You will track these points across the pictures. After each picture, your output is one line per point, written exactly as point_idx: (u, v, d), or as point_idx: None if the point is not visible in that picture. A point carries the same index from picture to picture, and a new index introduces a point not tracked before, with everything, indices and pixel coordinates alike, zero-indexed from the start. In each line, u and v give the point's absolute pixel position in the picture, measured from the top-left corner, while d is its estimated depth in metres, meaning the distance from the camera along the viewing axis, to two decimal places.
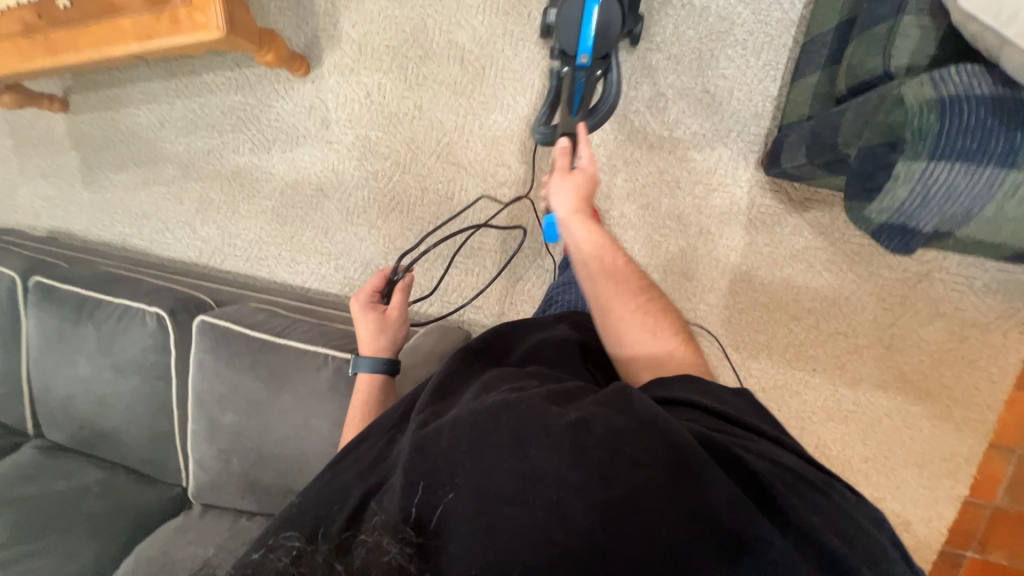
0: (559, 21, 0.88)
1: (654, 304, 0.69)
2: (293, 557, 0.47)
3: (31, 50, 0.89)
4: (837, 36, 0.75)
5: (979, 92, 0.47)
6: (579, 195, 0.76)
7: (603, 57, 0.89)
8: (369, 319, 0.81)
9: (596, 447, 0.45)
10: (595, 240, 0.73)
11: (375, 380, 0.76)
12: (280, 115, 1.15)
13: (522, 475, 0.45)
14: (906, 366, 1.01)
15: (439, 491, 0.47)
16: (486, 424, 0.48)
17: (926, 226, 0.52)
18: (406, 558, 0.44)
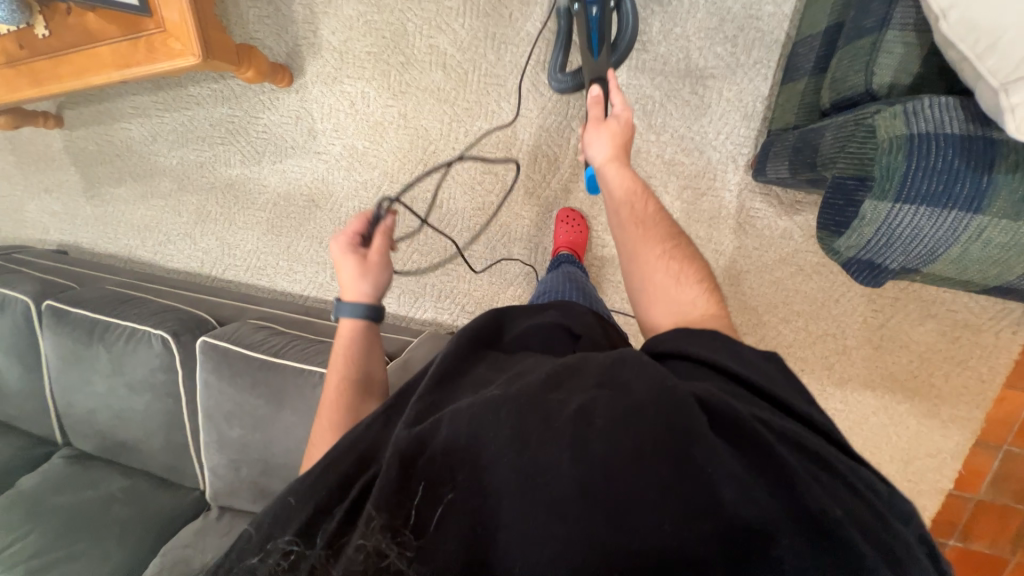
0: None
1: (683, 251, 0.58)
2: (296, 561, 0.41)
3: (16, 80, 0.90)
4: (824, 42, 0.72)
5: (950, 131, 0.46)
6: (616, 143, 0.69)
7: None
8: (349, 262, 0.75)
9: (610, 442, 0.39)
10: (626, 186, 0.65)
11: (358, 325, 0.72)
12: (268, 126, 1.15)
13: (523, 473, 0.39)
14: (895, 366, 1.01)
15: (440, 489, 0.40)
16: (483, 417, 0.41)
17: (892, 264, 0.53)
18: (405, 561, 0.38)
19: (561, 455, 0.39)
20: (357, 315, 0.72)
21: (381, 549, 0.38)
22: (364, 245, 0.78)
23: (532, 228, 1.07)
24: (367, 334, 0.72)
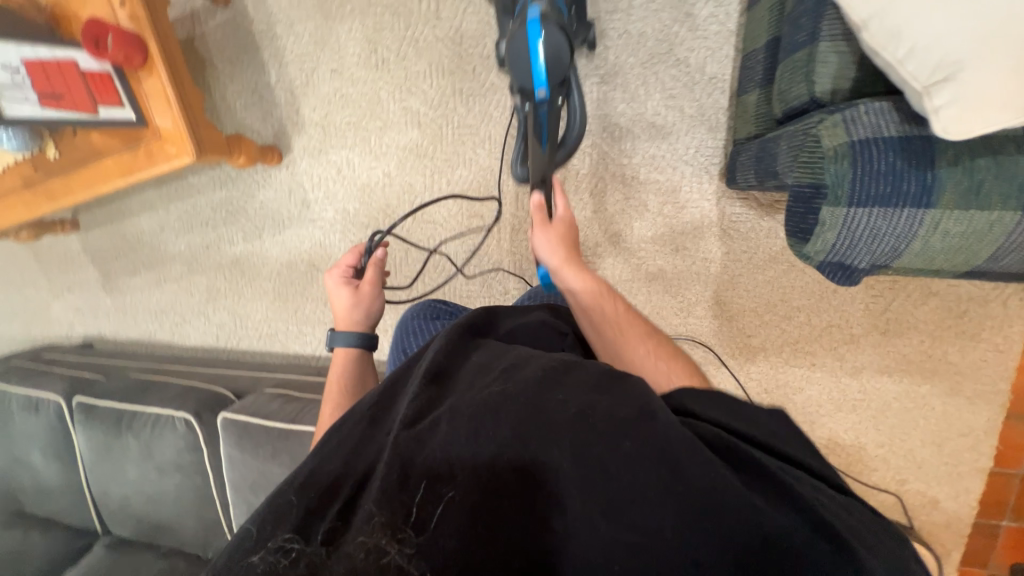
0: (508, 55, 0.75)
1: (664, 346, 0.61)
2: (295, 558, 0.39)
3: (35, 200, 0.98)
4: (767, 55, 0.76)
5: (887, 134, 0.48)
6: (566, 245, 0.72)
7: (562, 82, 0.75)
8: (342, 293, 0.82)
9: (612, 439, 0.38)
10: (590, 288, 0.67)
11: (352, 352, 0.78)
12: (264, 202, 1.22)
13: (525, 469, 0.40)
14: (907, 348, 1.00)
15: (441, 488, 0.40)
16: (483, 416, 0.41)
17: (862, 262, 0.54)
18: (406, 558, 0.38)
19: (560, 451, 0.39)
20: (351, 343, 0.78)
21: (382, 546, 0.38)
22: (355, 278, 0.85)
23: (524, 263, 1.11)
24: (361, 361, 0.78)
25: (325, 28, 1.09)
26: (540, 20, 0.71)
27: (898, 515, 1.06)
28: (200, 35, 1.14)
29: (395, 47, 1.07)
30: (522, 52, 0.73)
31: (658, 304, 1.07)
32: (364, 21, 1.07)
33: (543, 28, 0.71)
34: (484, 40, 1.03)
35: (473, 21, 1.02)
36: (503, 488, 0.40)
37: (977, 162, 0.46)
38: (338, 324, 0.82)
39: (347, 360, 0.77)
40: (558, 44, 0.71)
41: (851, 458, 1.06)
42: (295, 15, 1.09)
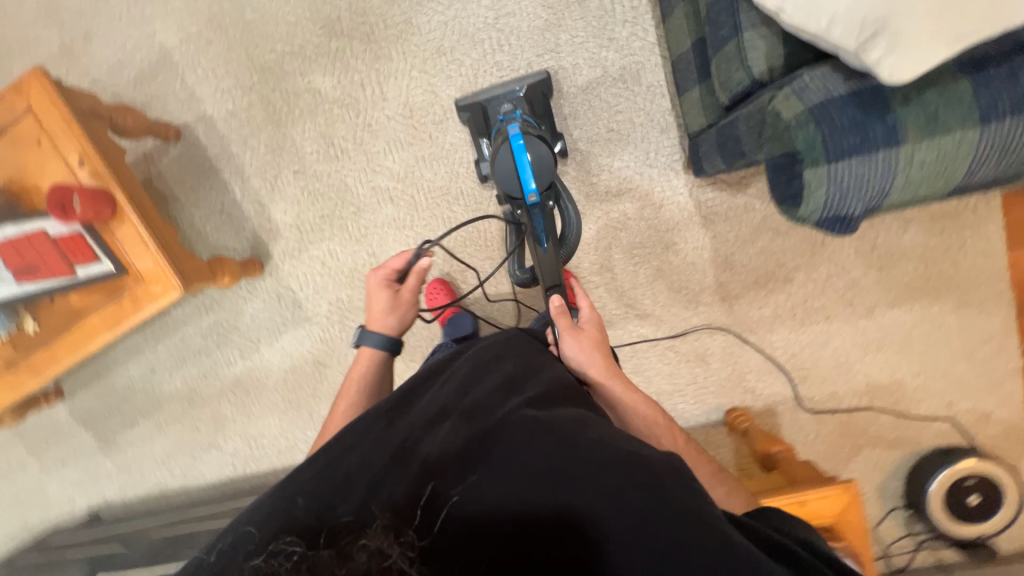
0: (495, 172, 0.80)
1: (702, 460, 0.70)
2: (295, 561, 0.37)
3: (20, 378, 0.92)
4: (697, 54, 0.82)
5: (838, 92, 0.53)
6: (596, 349, 0.78)
7: (550, 185, 0.80)
8: (382, 294, 0.85)
9: (655, 488, 0.42)
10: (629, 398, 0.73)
11: (376, 355, 0.82)
12: (254, 314, 1.20)
13: (558, 499, 0.42)
14: (906, 277, 1.04)
15: (445, 491, 0.43)
16: (513, 439, 0.47)
17: (856, 209, 0.56)
18: (409, 562, 0.37)
19: (596, 488, 0.42)
20: (377, 346, 0.82)
21: (384, 550, 0.36)
22: (396, 282, 0.87)
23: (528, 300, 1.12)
24: (380, 367, 0.82)
25: (279, 135, 1.12)
26: (523, 135, 0.77)
27: (959, 439, 1.06)
28: (156, 172, 1.16)
29: (351, 134, 1.11)
30: (509, 164, 0.79)
31: (666, 303, 1.09)
32: (316, 119, 1.11)
33: (526, 143, 0.78)
34: (434, 107, 1.08)
35: (419, 93, 1.08)
36: (521, 505, 0.42)
37: (925, 97, 0.50)
38: (369, 321, 0.85)
39: (369, 362, 0.81)
40: (542, 155, 0.78)
41: (895, 396, 1.07)
42: (248, 131, 1.13)
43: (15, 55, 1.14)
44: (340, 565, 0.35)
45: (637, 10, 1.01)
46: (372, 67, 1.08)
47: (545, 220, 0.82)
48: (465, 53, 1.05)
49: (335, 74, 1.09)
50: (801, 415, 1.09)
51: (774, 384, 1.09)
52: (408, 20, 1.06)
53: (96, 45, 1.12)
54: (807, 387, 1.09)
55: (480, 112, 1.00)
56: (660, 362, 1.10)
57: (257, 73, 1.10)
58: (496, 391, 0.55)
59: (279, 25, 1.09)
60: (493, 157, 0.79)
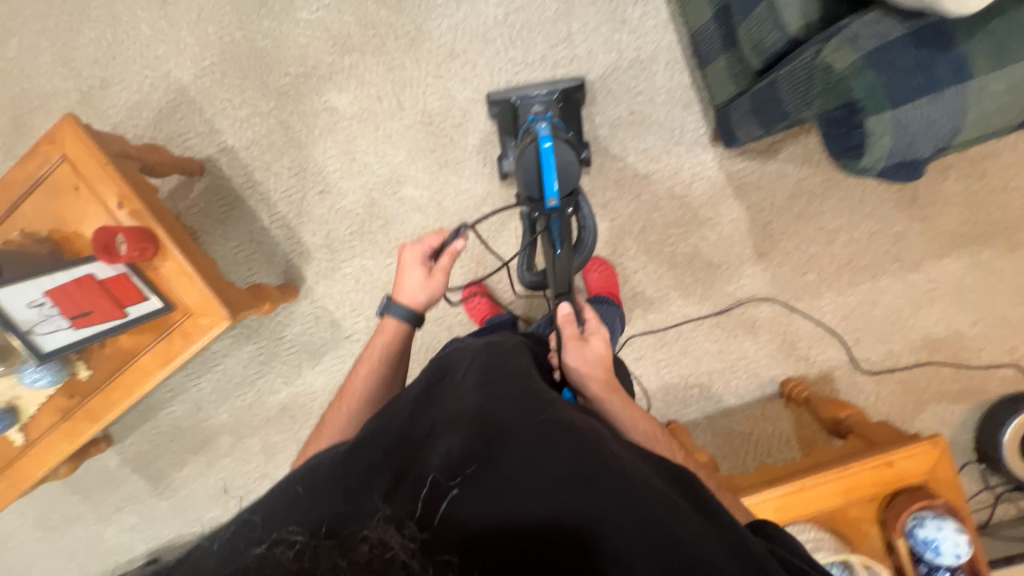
0: (519, 169, 0.81)
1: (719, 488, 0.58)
2: (293, 549, 0.33)
3: (77, 426, 0.92)
4: (720, 24, 0.81)
5: (895, 34, 0.51)
6: (603, 368, 0.68)
7: (571, 193, 0.81)
8: (415, 269, 0.82)
9: (675, 509, 0.41)
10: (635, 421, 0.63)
11: (399, 328, 0.81)
12: (293, 338, 1.20)
13: (577, 503, 0.39)
14: (952, 225, 1.02)
15: (449, 480, 0.39)
16: (534, 436, 0.43)
17: (926, 151, 0.55)
18: (410, 554, 0.32)
19: (616, 500, 0.39)
20: (404, 319, 0.80)
21: (386, 539, 0.32)
22: (430, 260, 0.84)
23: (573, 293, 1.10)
24: (403, 341, 0.80)
25: (301, 157, 1.13)
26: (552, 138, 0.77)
27: None
28: (183, 208, 1.16)
29: (372, 148, 1.11)
30: (533, 167, 0.79)
31: (707, 279, 1.07)
32: (336, 137, 1.11)
33: (553, 147, 0.77)
34: (453, 111, 1.08)
35: (436, 99, 1.08)
36: (537, 508, 0.38)
37: (990, 27, 0.49)
38: (397, 293, 0.83)
39: (393, 335, 0.79)
40: (567, 161, 0.78)
41: (954, 347, 1.04)
42: (270, 157, 1.13)
43: (36, 109, 1.16)
44: (342, 557, 0.31)
45: None
46: (386, 79, 1.08)
47: (561, 225, 0.82)
48: (478, 53, 1.05)
49: (351, 91, 1.09)
50: (859, 378, 1.07)
51: (828, 350, 1.07)
52: (419, 28, 1.06)
53: (114, 89, 1.14)
54: (862, 348, 1.06)
55: (509, 111, 1.02)
56: (708, 340, 1.08)
57: (274, 98, 1.11)
58: (518, 389, 0.51)
59: (291, 48, 1.09)
60: (520, 156, 0.79)
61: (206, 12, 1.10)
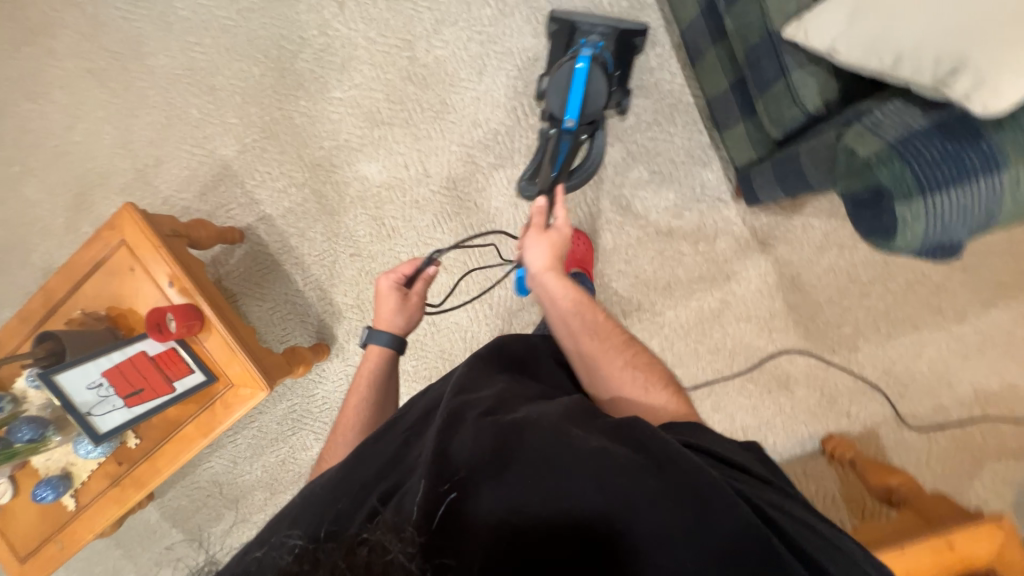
0: (549, 85, 0.92)
1: (642, 358, 0.66)
2: (296, 557, 0.38)
3: (124, 493, 0.95)
4: (737, 95, 0.84)
5: (918, 125, 0.53)
6: (555, 253, 0.75)
7: (590, 120, 0.93)
8: (391, 296, 0.86)
9: (628, 471, 0.44)
10: (571, 296, 0.69)
11: (384, 353, 0.82)
12: (325, 396, 1.23)
13: (548, 491, 0.44)
14: (996, 275, 0.98)
15: (442, 488, 0.44)
16: (510, 437, 0.47)
17: (963, 236, 0.53)
18: (410, 557, 0.36)
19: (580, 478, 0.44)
20: (386, 345, 0.82)
21: (386, 544, 0.36)
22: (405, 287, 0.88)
23: None
24: (390, 365, 0.82)
25: (333, 224, 1.19)
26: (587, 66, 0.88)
27: None
28: (224, 273, 1.23)
29: (400, 213, 1.16)
30: (563, 85, 0.90)
31: (738, 333, 1.05)
32: (366, 204, 1.17)
33: (586, 71, 0.89)
34: (477, 176, 1.12)
35: (461, 166, 1.13)
36: (517, 502, 0.43)
37: (1020, 119, 0.50)
38: (377, 321, 0.85)
39: (379, 361, 0.81)
40: (596, 89, 0.90)
41: (1009, 402, 0.99)
42: (305, 224, 1.19)
43: (96, 187, 1.26)
44: (342, 560, 0.35)
45: (662, 57, 1.05)
46: (413, 148, 1.14)
47: (569, 147, 0.93)
48: (500, 122, 1.11)
49: (381, 160, 1.15)
50: (907, 435, 1.01)
51: (870, 405, 1.02)
52: (444, 102, 1.12)
53: (166, 167, 1.23)
54: (908, 403, 1.02)
55: (567, 31, 0.95)
56: (741, 396, 1.05)
57: (309, 169, 1.18)
58: (492, 394, 0.55)
59: (325, 124, 1.17)
60: (556, 71, 0.90)
61: (250, 95, 1.19)
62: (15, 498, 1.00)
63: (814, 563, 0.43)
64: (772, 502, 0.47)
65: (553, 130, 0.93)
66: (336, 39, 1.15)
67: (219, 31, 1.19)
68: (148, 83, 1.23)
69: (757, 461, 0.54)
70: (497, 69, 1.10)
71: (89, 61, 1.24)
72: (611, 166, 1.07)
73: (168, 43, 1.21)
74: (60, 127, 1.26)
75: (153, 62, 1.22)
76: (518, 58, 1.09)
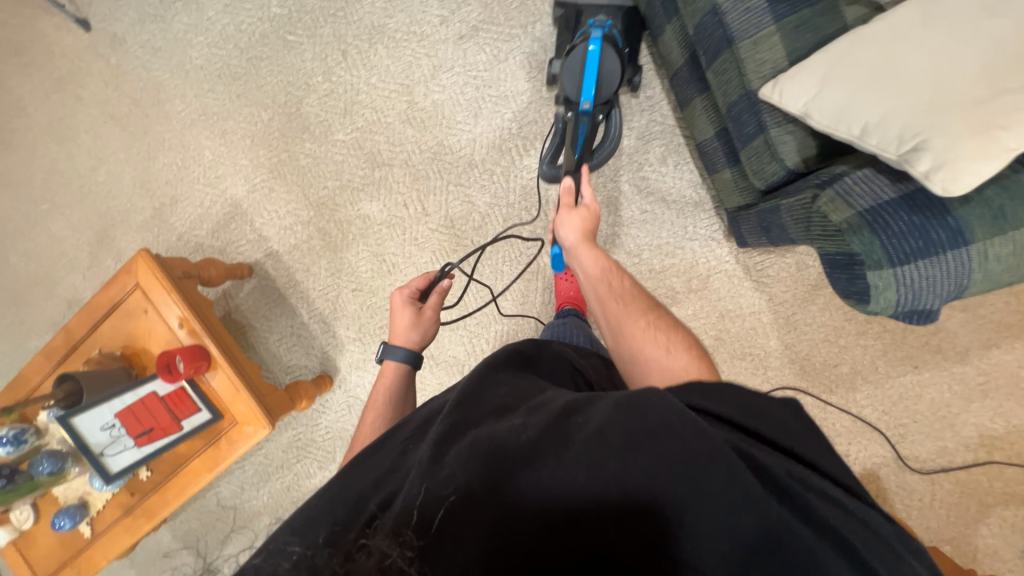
0: (563, 69, 0.91)
1: (667, 321, 0.65)
2: (295, 561, 0.39)
3: (135, 522, 0.99)
4: (723, 142, 0.85)
5: (887, 197, 0.53)
6: (585, 227, 0.80)
7: (604, 102, 0.92)
8: (405, 312, 0.87)
9: (630, 457, 0.40)
10: (600, 265, 0.74)
11: (400, 369, 0.83)
12: (328, 426, 1.27)
13: (555, 487, 0.41)
14: (998, 315, 0.97)
15: (444, 490, 0.40)
16: (509, 432, 0.44)
17: (935, 304, 0.53)
18: (407, 562, 0.37)
19: (587, 471, 0.41)
20: (401, 361, 0.82)
21: (386, 549, 0.37)
22: (419, 301, 0.90)
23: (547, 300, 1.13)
24: (403, 379, 0.82)
25: (337, 260, 1.23)
26: (600, 45, 0.87)
27: None
28: (233, 306, 1.28)
29: (400, 249, 1.20)
30: (576, 68, 0.90)
31: (733, 371, 1.05)
32: (367, 241, 1.21)
33: (599, 52, 0.88)
34: (473, 215, 1.16)
35: (458, 205, 1.16)
36: (523, 498, 0.41)
37: (985, 195, 0.50)
38: (392, 338, 0.86)
39: (394, 377, 0.81)
40: (609, 69, 0.89)
41: (1015, 446, 0.96)
42: (309, 260, 1.24)
43: (117, 225, 1.33)
44: (342, 565, 0.36)
45: (652, 99, 1.07)
46: (413, 188, 1.18)
47: (587, 130, 0.94)
48: (495, 162, 1.14)
49: (381, 199, 1.20)
50: (909, 477, 0.99)
51: (870, 446, 1.01)
52: (441, 143, 1.16)
53: (181, 206, 1.30)
54: (910, 445, 0.99)
55: (572, 18, 1.02)
56: None
57: (313, 208, 1.23)
58: (496, 395, 0.50)
59: (329, 165, 1.22)
60: (568, 56, 0.90)
61: (259, 137, 1.25)
62: (37, 524, 1.05)
63: (851, 548, 0.40)
64: (805, 480, 0.43)
65: (569, 114, 0.93)
66: (339, 84, 1.20)
67: (231, 79, 1.26)
68: (166, 127, 1.30)
69: (801, 427, 0.48)
70: (493, 111, 1.14)
71: (113, 108, 1.32)
72: (603, 207, 1.09)
73: (185, 90, 1.28)
74: (86, 169, 1.34)
75: (171, 108, 1.29)
76: (513, 100, 1.13)
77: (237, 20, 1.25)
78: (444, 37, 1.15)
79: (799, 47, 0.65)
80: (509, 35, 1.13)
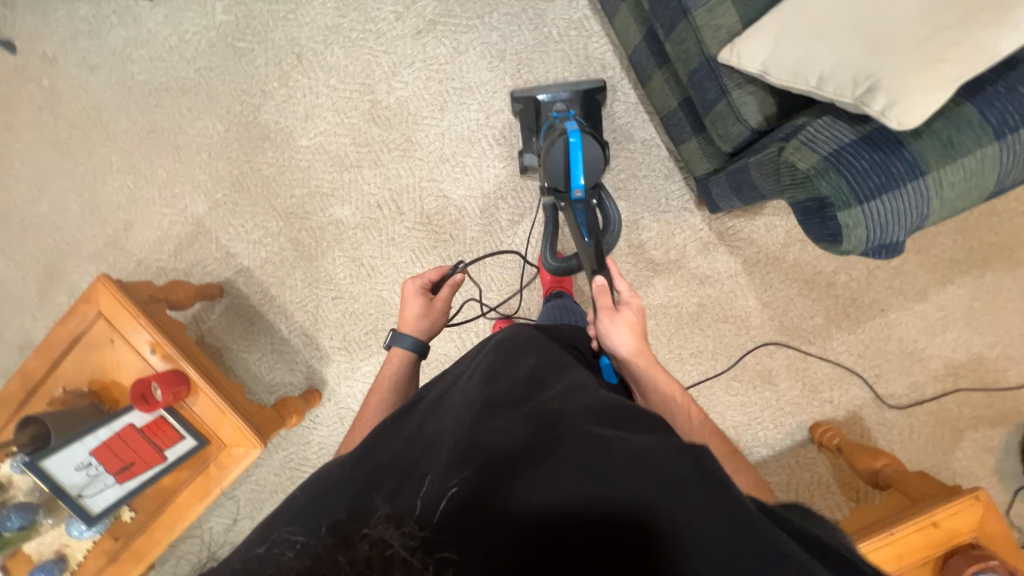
0: (546, 161, 0.81)
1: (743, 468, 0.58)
2: (299, 551, 0.36)
3: (123, 567, 0.92)
4: (687, 112, 0.88)
5: (848, 139, 0.57)
6: (636, 334, 0.68)
7: (595, 187, 0.83)
8: (416, 301, 0.86)
9: (677, 490, 0.37)
10: (663, 387, 0.64)
11: (407, 357, 0.81)
12: (321, 441, 1.22)
13: (586, 491, 0.36)
14: (949, 253, 1.04)
15: (448, 481, 0.38)
16: (538, 432, 0.40)
17: (900, 236, 0.57)
18: (410, 552, 0.35)
19: (622, 483, 0.37)
20: (409, 348, 0.81)
21: (386, 537, 0.36)
22: (432, 292, 0.89)
23: (533, 286, 1.14)
24: (410, 369, 0.81)
25: (312, 269, 1.19)
26: (580, 132, 0.79)
27: None
28: (206, 329, 1.22)
29: (378, 251, 1.17)
30: (559, 156, 0.81)
31: (718, 334, 1.09)
32: (343, 247, 1.18)
33: (580, 141, 0.79)
34: (449, 210, 1.15)
35: (433, 201, 1.15)
36: (546, 502, 0.36)
37: (934, 127, 0.54)
38: (402, 324, 0.85)
39: (401, 363, 0.80)
40: (593, 154, 0.81)
41: (977, 372, 1.04)
42: (284, 272, 1.20)
43: (67, 257, 1.24)
44: (343, 555, 0.35)
45: (613, 79, 1.10)
46: (384, 188, 1.16)
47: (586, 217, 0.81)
48: (466, 154, 1.14)
49: (353, 203, 1.17)
50: (888, 414, 1.05)
51: (850, 389, 1.06)
52: (409, 140, 1.15)
53: (138, 230, 1.23)
54: (886, 384, 1.06)
55: (532, 108, 1.02)
56: (730, 395, 1.08)
57: (282, 218, 1.19)
58: (521, 380, 0.47)
59: (295, 172, 1.18)
60: (548, 147, 0.80)
61: (216, 151, 1.20)
62: None
63: None
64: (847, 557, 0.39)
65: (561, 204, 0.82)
66: (297, 89, 1.17)
67: (179, 92, 1.20)
68: (112, 149, 1.23)
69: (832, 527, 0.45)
70: (458, 103, 1.14)
71: (50, 132, 1.24)
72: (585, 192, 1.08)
73: (130, 108, 1.22)
74: (26, 201, 1.25)
75: (115, 127, 1.22)
76: (478, 91, 1.13)
77: (180, 30, 1.19)
78: (401, 33, 1.14)
79: (750, 9, 0.68)
80: (466, 27, 1.13)
